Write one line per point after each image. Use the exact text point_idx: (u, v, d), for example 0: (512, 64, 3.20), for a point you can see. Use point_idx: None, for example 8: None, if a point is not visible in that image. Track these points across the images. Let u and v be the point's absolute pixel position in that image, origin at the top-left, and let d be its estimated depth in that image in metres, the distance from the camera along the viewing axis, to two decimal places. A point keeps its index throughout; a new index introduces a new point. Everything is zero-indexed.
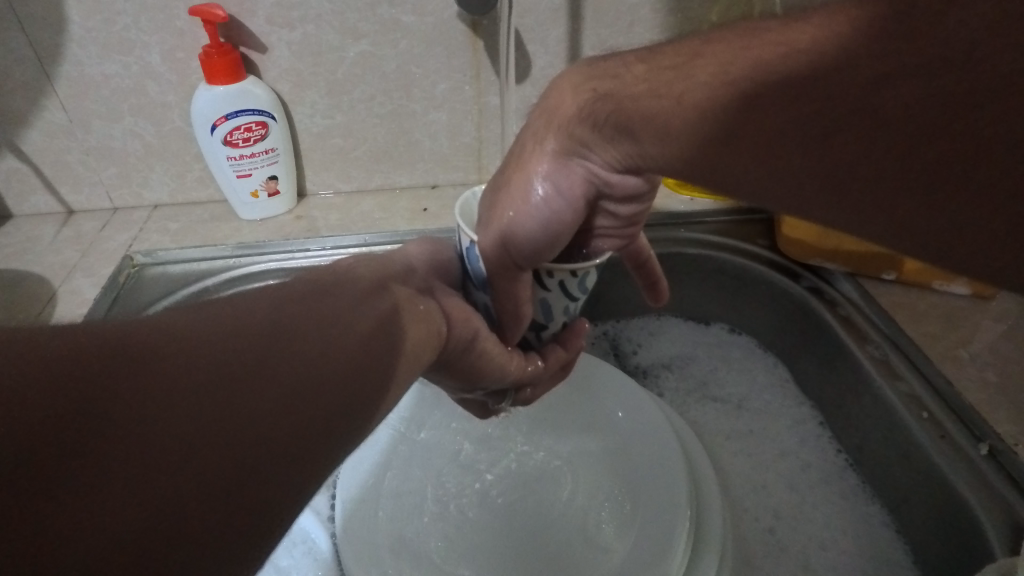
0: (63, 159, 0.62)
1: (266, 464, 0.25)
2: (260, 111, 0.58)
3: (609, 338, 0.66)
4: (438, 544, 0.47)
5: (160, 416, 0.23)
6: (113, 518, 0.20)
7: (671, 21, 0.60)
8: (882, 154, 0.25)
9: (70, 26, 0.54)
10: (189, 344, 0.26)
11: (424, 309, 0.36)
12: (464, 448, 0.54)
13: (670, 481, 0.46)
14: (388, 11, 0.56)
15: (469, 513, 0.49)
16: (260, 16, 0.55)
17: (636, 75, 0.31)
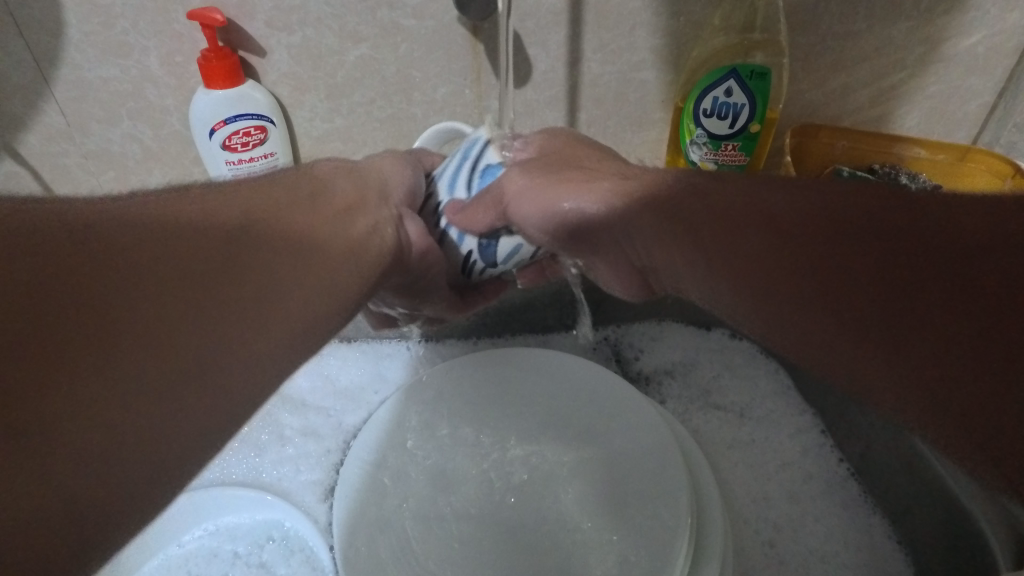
0: (61, 163, 0.62)
1: (235, 373, 0.32)
2: (259, 116, 0.58)
3: (610, 343, 0.66)
4: (435, 558, 0.47)
5: (146, 329, 0.29)
6: (54, 439, 0.26)
7: (673, 25, 0.59)
8: (833, 285, 0.32)
9: (66, 29, 0.54)
10: (167, 265, 0.31)
11: (378, 227, 0.44)
12: (460, 458, 0.53)
13: (672, 495, 0.46)
14: (388, 15, 0.56)
15: (465, 526, 0.49)
16: (259, 20, 0.55)
17: (727, 189, 0.37)
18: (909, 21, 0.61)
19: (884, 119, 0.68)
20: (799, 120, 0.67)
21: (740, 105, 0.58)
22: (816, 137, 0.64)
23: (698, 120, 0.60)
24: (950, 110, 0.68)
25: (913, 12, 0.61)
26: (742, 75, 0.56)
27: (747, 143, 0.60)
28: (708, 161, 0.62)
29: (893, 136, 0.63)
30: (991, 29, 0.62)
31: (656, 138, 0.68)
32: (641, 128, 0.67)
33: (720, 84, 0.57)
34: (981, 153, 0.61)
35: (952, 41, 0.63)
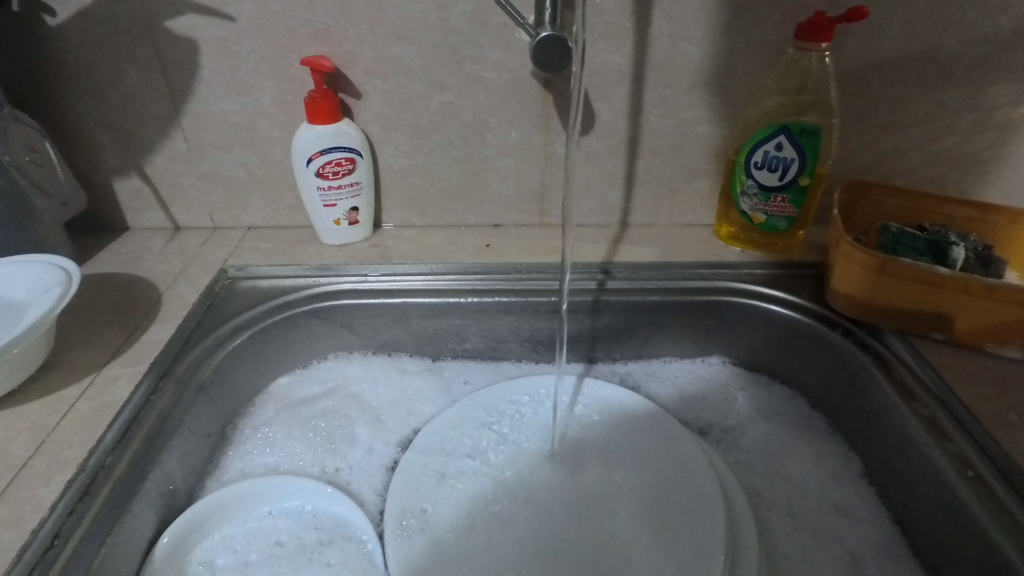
0: (178, 183, 0.71)
1: None
2: (351, 149, 0.65)
3: (626, 378, 0.68)
4: (483, 544, 0.51)
5: None
6: None
7: (729, 85, 0.64)
8: None
9: (202, 71, 0.64)
10: None
11: None
12: (495, 462, 0.57)
13: (709, 529, 0.49)
14: (471, 68, 0.63)
15: (514, 508, 0.53)
16: (360, 67, 0.63)
17: None
18: (959, 89, 0.64)
19: (937, 181, 0.70)
20: (850, 177, 0.70)
21: (790, 159, 0.62)
22: (866, 195, 0.66)
23: (750, 173, 0.64)
24: (1007, 175, 0.69)
25: (963, 81, 0.64)
26: (793, 132, 0.60)
27: (797, 197, 0.64)
28: (759, 211, 0.66)
29: (943, 196, 0.65)
30: None
31: (710, 189, 0.72)
32: (696, 177, 0.71)
33: (771, 140, 0.61)
34: None
35: (1005, 108, 0.65)
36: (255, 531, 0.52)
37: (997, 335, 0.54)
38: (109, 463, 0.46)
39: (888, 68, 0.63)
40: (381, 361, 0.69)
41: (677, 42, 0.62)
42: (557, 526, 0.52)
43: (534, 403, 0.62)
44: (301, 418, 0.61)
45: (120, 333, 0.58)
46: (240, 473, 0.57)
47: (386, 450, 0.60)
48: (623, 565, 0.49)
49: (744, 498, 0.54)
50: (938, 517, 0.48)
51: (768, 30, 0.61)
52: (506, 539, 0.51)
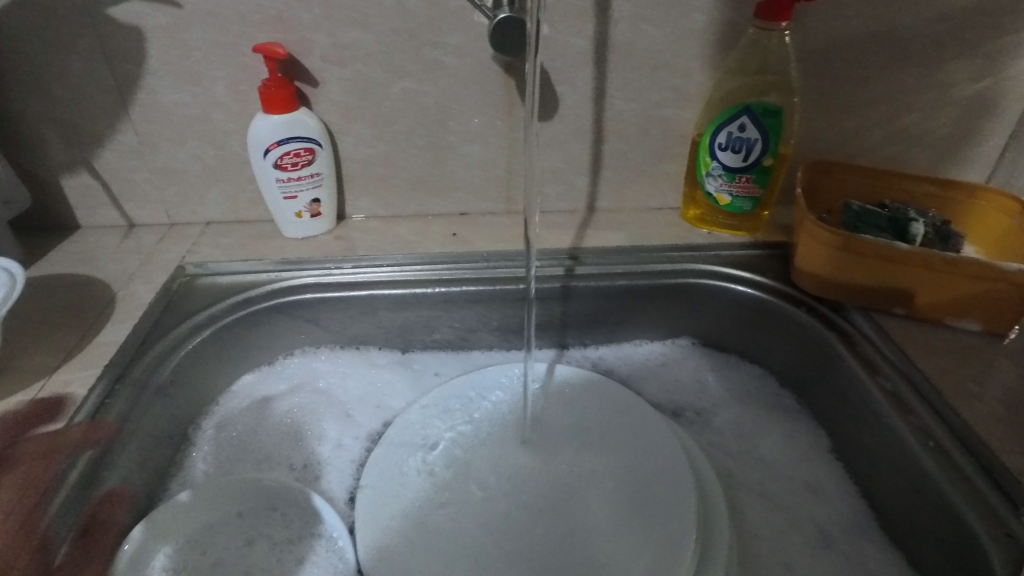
0: (131, 178, 0.68)
1: None
2: (309, 139, 0.63)
3: (598, 363, 0.68)
4: (458, 536, 0.50)
5: None
6: None
7: (692, 66, 0.64)
8: None
9: (149, 60, 0.61)
10: None
11: None
12: (467, 453, 0.57)
13: (680, 511, 0.50)
14: (431, 53, 0.62)
15: (487, 498, 0.53)
16: (316, 54, 0.61)
17: None
18: (916, 67, 0.65)
19: (897, 158, 0.71)
20: (814, 156, 0.70)
21: (753, 140, 0.62)
22: (829, 173, 0.67)
23: (714, 154, 0.64)
24: (963, 151, 0.70)
25: (920, 59, 0.64)
26: (755, 113, 0.60)
27: (762, 177, 0.64)
28: (724, 192, 0.66)
29: (902, 174, 0.66)
30: (1000, 76, 0.65)
31: (677, 172, 0.72)
32: (662, 160, 0.71)
33: (734, 121, 0.61)
34: (990, 191, 0.62)
35: (961, 85, 0.66)
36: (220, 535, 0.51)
37: (957, 308, 0.55)
38: (62, 470, 0.44)
39: (847, 47, 0.63)
40: (349, 355, 0.67)
41: (639, 24, 0.61)
42: (531, 514, 0.52)
43: (505, 393, 0.62)
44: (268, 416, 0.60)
45: (72, 336, 0.56)
46: (205, 475, 0.55)
47: (356, 445, 0.59)
48: (596, 549, 0.49)
49: (715, 478, 0.55)
50: (904, 488, 0.49)
51: (729, 10, 0.61)
52: (480, 530, 0.51)
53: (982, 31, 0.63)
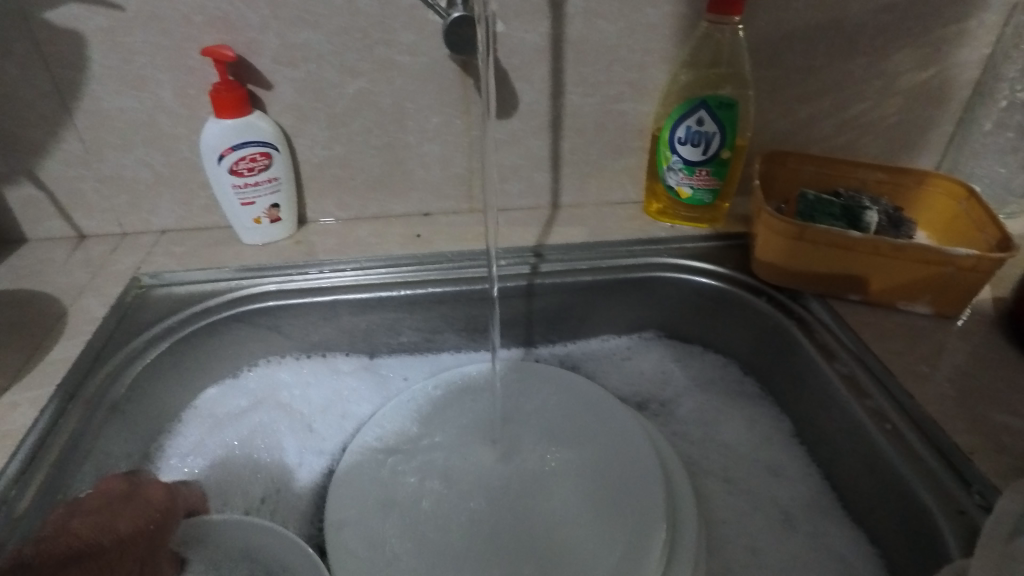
0: (77, 188, 0.66)
1: None
2: (264, 143, 0.62)
3: (565, 361, 0.69)
4: (429, 540, 0.50)
5: None
6: None
7: (647, 61, 0.64)
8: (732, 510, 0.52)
9: (90, 65, 0.59)
10: None
11: None
12: (437, 457, 0.56)
13: (649, 504, 0.50)
14: (385, 52, 0.61)
15: (457, 500, 0.53)
16: (266, 56, 0.60)
17: None
18: (864, 57, 0.66)
19: (849, 147, 0.73)
20: (769, 147, 0.71)
21: (710, 133, 0.62)
22: (784, 164, 0.68)
23: (673, 148, 0.64)
24: (912, 138, 0.72)
25: (868, 49, 0.66)
26: (711, 106, 0.61)
27: (719, 169, 0.64)
28: (684, 185, 0.66)
29: (856, 162, 0.67)
30: (944, 64, 0.67)
31: (637, 166, 0.72)
32: (621, 155, 0.71)
33: (691, 115, 0.62)
34: (937, 177, 0.64)
35: (907, 74, 0.68)
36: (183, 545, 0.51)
37: (908, 292, 0.57)
38: (11, 498, 0.43)
39: (798, 39, 0.65)
40: (314, 363, 0.66)
41: (593, 19, 0.61)
42: (500, 513, 0.52)
43: (473, 393, 0.62)
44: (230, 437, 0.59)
45: (20, 355, 0.54)
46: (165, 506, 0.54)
47: (318, 460, 0.59)
48: (566, 545, 0.49)
49: (683, 470, 0.55)
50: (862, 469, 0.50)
51: (681, 4, 0.61)
52: (452, 533, 0.50)
53: (925, 21, 0.65)
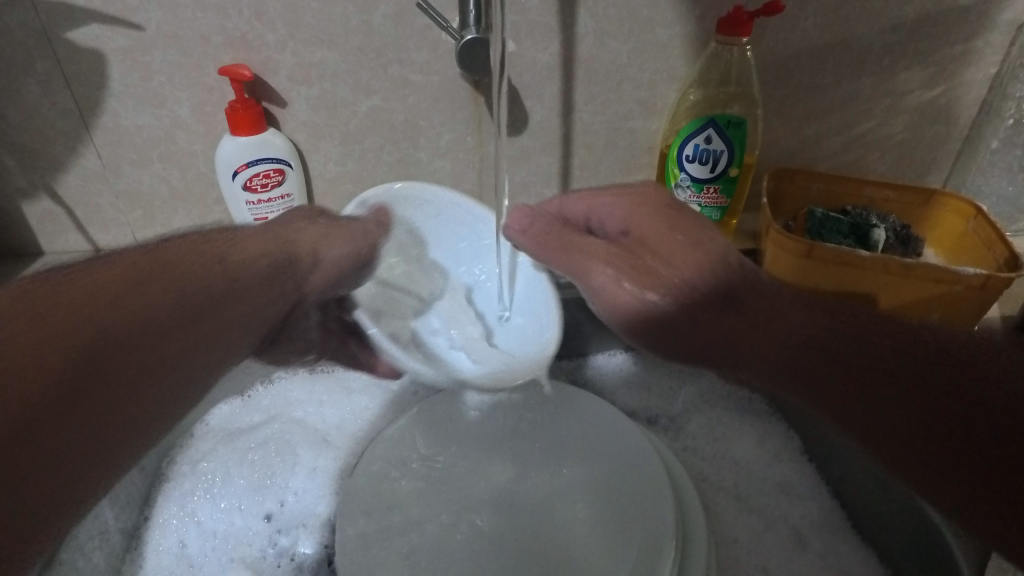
0: (94, 202, 0.67)
1: None
2: (278, 160, 0.63)
3: (574, 375, 0.69)
4: (441, 554, 0.50)
5: None
6: None
7: (656, 79, 0.65)
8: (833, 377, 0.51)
9: (110, 83, 0.60)
10: None
11: None
12: (447, 472, 0.57)
13: (661, 520, 0.50)
14: (398, 71, 0.62)
15: (469, 515, 0.53)
16: (282, 74, 0.61)
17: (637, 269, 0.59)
18: (872, 76, 0.67)
19: (857, 164, 0.73)
20: (777, 164, 0.72)
21: (719, 151, 0.63)
22: (792, 181, 0.69)
23: (682, 165, 0.65)
24: (919, 155, 0.73)
25: (875, 68, 0.67)
26: (720, 124, 0.62)
27: (728, 186, 0.65)
28: (693, 202, 0.67)
29: (863, 179, 0.68)
30: (950, 83, 0.68)
31: (645, 183, 0.73)
32: (630, 171, 0.72)
33: (699, 133, 0.62)
34: (945, 194, 0.65)
35: (914, 93, 0.68)
36: (205, 533, 0.55)
37: (917, 311, 0.57)
38: None
39: (806, 58, 0.65)
40: (324, 377, 0.67)
41: (603, 39, 0.62)
42: (513, 529, 0.52)
43: (483, 407, 0.62)
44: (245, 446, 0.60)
45: None
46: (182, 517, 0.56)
47: (331, 465, 0.60)
48: (576, 562, 0.49)
49: (693, 487, 0.55)
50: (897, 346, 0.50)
51: (691, 24, 0.62)
52: (464, 547, 0.51)
53: (932, 41, 0.65)
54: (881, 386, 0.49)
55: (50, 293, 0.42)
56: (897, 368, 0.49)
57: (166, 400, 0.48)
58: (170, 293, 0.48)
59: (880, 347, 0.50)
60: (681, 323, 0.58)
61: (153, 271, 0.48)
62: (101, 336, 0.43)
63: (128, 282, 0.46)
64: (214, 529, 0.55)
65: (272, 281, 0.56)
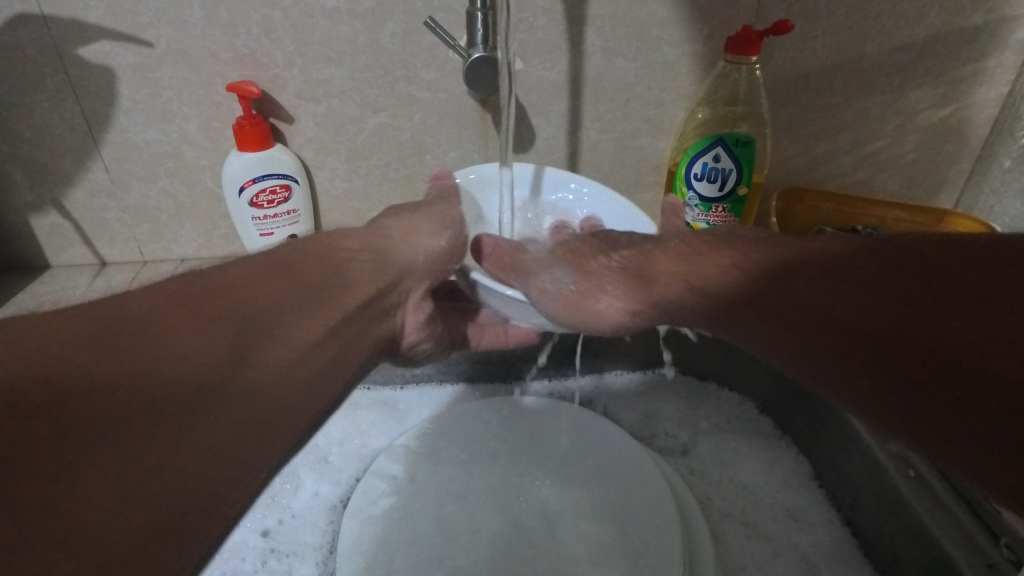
0: (101, 217, 0.67)
1: None
2: (284, 176, 0.63)
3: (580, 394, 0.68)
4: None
5: None
6: None
7: (664, 98, 0.65)
8: (862, 363, 0.31)
9: (119, 99, 0.60)
10: None
11: None
12: (444, 491, 0.56)
13: (665, 548, 0.49)
14: (406, 88, 0.62)
15: (471, 538, 0.52)
16: (289, 91, 0.61)
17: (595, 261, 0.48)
18: (882, 95, 0.67)
19: (867, 183, 0.72)
20: (785, 183, 0.71)
21: (727, 169, 0.62)
22: (801, 201, 0.68)
23: (690, 184, 0.64)
24: (931, 174, 0.72)
25: (885, 87, 0.66)
26: (728, 143, 0.61)
27: (736, 205, 0.65)
28: (701, 221, 0.66)
29: (873, 200, 0.67)
30: (963, 102, 0.67)
31: (653, 201, 0.72)
32: (637, 189, 0.71)
33: (707, 151, 0.62)
34: (957, 216, 0.64)
35: (925, 112, 0.68)
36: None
37: None
38: None
39: (816, 77, 0.65)
40: None
41: (611, 57, 0.62)
42: (517, 554, 0.51)
43: (486, 425, 0.61)
44: None
45: None
46: None
47: (330, 493, 0.58)
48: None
49: (701, 513, 0.54)
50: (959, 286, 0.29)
51: (699, 43, 0.62)
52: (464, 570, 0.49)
53: (944, 61, 0.65)
54: (887, 381, 0.30)
55: (127, 319, 0.32)
56: (896, 328, 0.30)
57: (249, 450, 0.32)
58: (313, 287, 0.42)
59: (941, 298, 0.29)
60: (703, 310, 0.41)
61: (269, 282, 0.39)
62: (232, 334, 0.34)
63: (228, 300, 0.36)
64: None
65: (378, 299, 0.48)
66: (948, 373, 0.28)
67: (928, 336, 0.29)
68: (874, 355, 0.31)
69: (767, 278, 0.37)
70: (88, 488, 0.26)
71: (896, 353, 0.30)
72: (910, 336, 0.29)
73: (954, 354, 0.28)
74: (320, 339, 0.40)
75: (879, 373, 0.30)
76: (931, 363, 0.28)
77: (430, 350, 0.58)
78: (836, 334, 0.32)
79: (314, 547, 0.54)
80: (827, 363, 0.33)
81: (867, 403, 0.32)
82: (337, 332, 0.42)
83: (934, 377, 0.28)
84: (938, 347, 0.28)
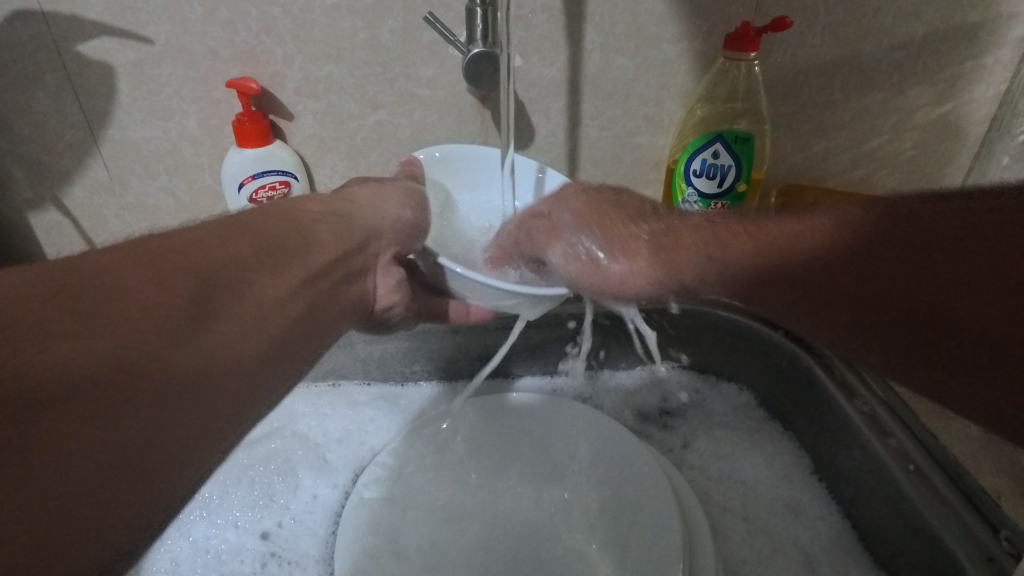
0: (100, 214, 0.67)
1: None
2: (284, 172, 0.63)
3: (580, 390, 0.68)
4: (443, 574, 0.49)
5: None
6: None
7: (663, 95, 0.65)
8: (895, 329, 0.33)
9: (118, 96, 0.60)
10: None
11: None
12: (442, 488, 0.56)
13: (665, 542, 0.48)
14: (405, 85, 0.62)
15: (471, 534, 0.52)
16: (289, 88, 0.61)
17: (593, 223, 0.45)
18: (880, 92, 0.67)
19: (866, 180, 0.73)
20: (785, 180, 0.71)
21: (726, 166, 0.63)
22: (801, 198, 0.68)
23: (689, 181, 0.64)
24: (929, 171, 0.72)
25: (884, 85, 0.66)
26: (727, 139, 0.61)
27: (735, 202, 0.65)
28: None
29: None
30: (960, 99, 0.68)
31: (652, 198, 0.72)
32: (636, 187, 0.71)
33: (707, 148, 0.62)
34: None
35: (923, 109, 0.68)
36: (199, 547, 0.54)
37: None
38: None
39: (815, 74, 0.65)
40: (327, 391, 0.66)
41: (610, 55, 0.62)
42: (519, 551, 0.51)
43: (487, 421, 0.61)
44: (248, 460, 0.60)
45: None
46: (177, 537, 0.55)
47: (329, 491, 0.58)
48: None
49: (700, 508, 0.54)
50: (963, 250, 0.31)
51: (698, 40, 0.62)
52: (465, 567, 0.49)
53: (942, 58, 0.65)
54: (926, 340, 0.31)
55: (82, 276, 0.31)
56: (924, 292, 0.31)
57: (203, 426, 0.32)
58: (259, 239, 0.40)
59: (940, 266, 0.31)
60: (722, 286, 0.40)
61: (229, 242, 0.38)
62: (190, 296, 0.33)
63: (186, 260, 0.35)
64: (208, 545, 0.54)
65: (344, 262, 0.46)
66: (987, 294, 0.30)
67: (938, 287, 0.31)
68: (911, 308, 0.32)
69: (765, 267, 0.38)
70: (53, 470, 0.26)
71: (929, 274, 0.32)
72: (938, 291, 0.31)
73: (959, 315, 0.30)
74: (283, 309, 0.39)
75: (916, 327, 0.32)
76: (959, 294, 0.31)
77: (403, 318, 0.56)
78: (870, 287, 0.33)
79: (315, 561, 0.54)
80: (860, 331, 0.34)
81: (901, 373, 0.33)
82: (305, 301, 0.41)
83: (941, 341, 0.31)
84: (946, 271, 0.31)
